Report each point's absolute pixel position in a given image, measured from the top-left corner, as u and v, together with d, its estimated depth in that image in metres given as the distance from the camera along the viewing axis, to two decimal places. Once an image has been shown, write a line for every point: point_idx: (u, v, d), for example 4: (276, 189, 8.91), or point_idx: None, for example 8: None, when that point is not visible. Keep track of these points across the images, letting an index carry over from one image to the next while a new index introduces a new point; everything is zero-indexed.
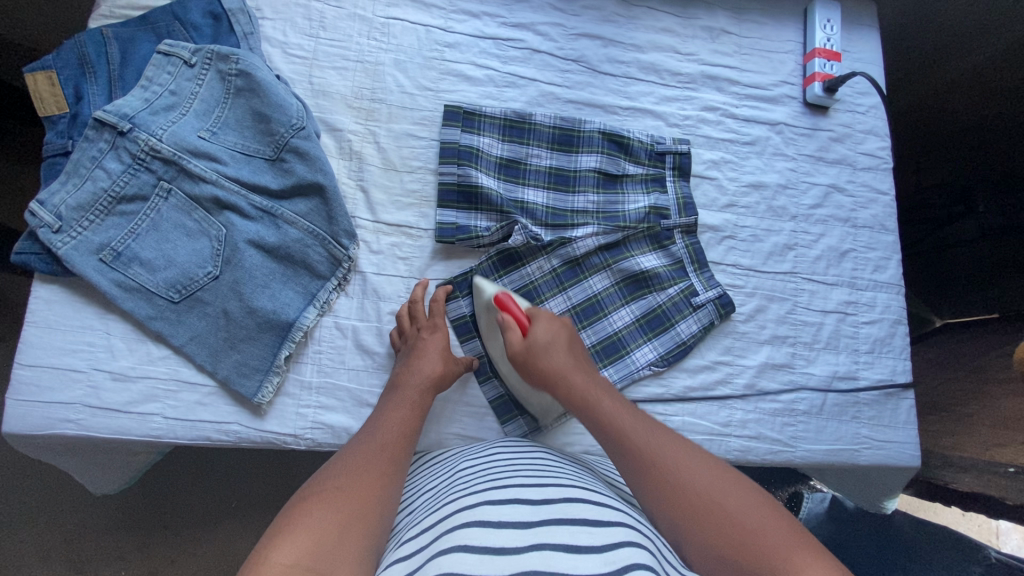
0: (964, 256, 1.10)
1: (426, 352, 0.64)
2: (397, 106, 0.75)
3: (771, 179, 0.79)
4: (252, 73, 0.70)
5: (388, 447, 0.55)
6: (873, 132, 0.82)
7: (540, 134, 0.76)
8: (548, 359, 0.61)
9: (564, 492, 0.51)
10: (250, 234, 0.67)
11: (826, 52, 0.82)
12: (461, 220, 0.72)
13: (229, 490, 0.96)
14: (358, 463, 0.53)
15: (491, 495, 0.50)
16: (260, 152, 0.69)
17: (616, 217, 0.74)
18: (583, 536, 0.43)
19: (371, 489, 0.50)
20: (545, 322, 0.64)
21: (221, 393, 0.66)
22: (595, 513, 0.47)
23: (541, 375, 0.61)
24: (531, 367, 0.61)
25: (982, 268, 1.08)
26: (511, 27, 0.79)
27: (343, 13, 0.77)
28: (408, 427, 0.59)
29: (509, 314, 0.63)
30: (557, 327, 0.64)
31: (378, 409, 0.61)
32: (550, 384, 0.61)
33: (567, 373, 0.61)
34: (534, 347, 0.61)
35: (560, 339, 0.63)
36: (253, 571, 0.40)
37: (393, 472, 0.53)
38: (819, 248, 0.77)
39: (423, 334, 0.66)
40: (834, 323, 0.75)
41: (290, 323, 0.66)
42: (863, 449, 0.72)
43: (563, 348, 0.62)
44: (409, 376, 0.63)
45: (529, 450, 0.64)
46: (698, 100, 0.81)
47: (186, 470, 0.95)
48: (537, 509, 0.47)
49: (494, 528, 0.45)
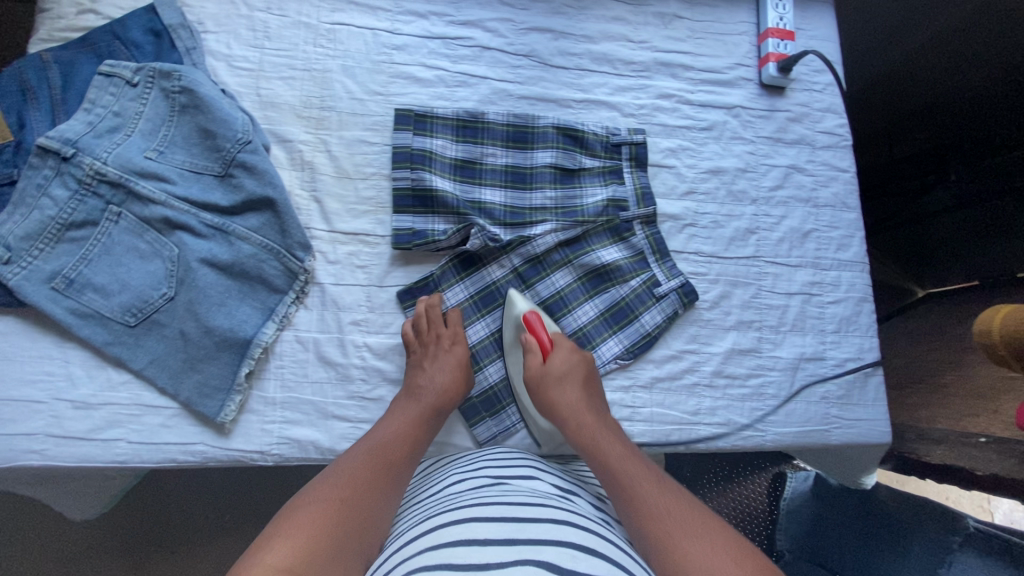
0: (945, 224, 1.16)
1: (446, 364, 0.66)
2: (347, 112, 0.74)
3: (729, 164, 0.78)
4: (196, 89, 0.68)
5: (388, 461, 0.58)
6: (831, 109, 0.81)
7: (493, 133, 0.75)
8: (559, 390, 0.64)
9: (554, 514, 0.51)
10: (202, 253, 0.66)
11: (779, 31, 0.81)
12: (417, 225, 0.71)
13: (215, 508, 0.96)
14: (356, 474, 0.55)
15: (480, 510, 0.51)
16: (209, 169, 0.68)
17: (574, 212, 0.74)
18: (569, 558, 0.44)
19: (364, 503, 0.53)
20: (564, 353, 0.67)
21: (185, 414, 0.65)
22: (581, 538, 0.48)
23: (552, 403, 0.64)
24: (543, 394, 0.65)
25: (962, 235, 1.14)
26: (459, 26, 0.78)
27: (287, 22, 0.76)
28: (410, 440, 0.61)
29: (534, 336, 0.67)
30: (575, 362, 0.66)
31: (388, 415, 0.63)
32: (559, 418, 0.64)
33: (578, 408, 0.63)
34: (547, 372, 0.65)
35: (575, 373, 0.65)
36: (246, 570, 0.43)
37: (389, 487, 0.56)
38: (782, 230, 0.77)
39: (441, 344, 0.67)
40: (799, 305, 0.75)
41: (248, 340, 0.65)
42: (833, 429, 0.72)
43: (578, 384, 0.65)
44: (426, 389, 0.64)
45: (518, 461, 0.63)
46: (653, 88, 0.80)
47: (162, 491, 0.95)
48: (523, 526, 0.48)
49: (479, 544, 0.45)
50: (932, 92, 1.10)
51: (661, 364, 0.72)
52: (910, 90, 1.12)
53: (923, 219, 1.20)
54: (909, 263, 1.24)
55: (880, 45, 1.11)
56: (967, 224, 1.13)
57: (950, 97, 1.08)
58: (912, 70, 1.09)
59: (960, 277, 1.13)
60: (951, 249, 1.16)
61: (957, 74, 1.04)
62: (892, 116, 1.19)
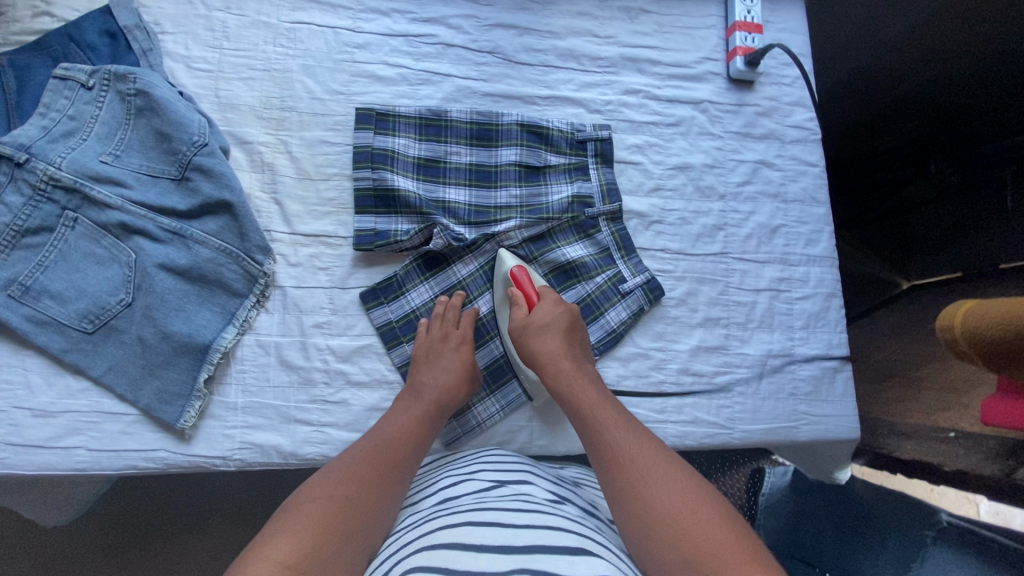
0: (927, 218, 1.20)
1: (450, 363, 0.66)
2: (308, 112, 0.73)
3: (697, 160, 0.77)
4: (151, 91, 0.67)
5: (389, 459, 0.58)
6: (801, 103, 0.81)
7: (457, 130, 0.74)
8: (540, 339, 0.64)
9: (550, 519, 0.50)
10: (159, 258, 0.65)
11: (747, 25, 0.80)
12: (380, 226, 0.70)
13: (180, 517, 0.95)
14: (356, 470, 0.55)
15: (475, 517, 0.50)
16: (166, 173, 0.67)
17: (539, 209, 0.73)
18: (564, 565, 0.43)
19: (366, 500, 0.53)
20: (548, 303, 0.67)
21: (146, 421, 0.65)
22: (577, 542, 0.47)
23: (531, 354, 0.64)
24: (525, 341, 0.65)
25: (944, 228, 1.18)
26: (422, 23, 0.77)
27: (246, 21, 0.75)
28: (413, 439, 0.61)
29: (520, 290, 0.68)
30: (558, 313, 0.66)
31: (391, 409, 0.64)
32: (538, 363, 0.64)
33: (557, 357, 0.63)
34: (530, 322, 0.65)
35: (556, 323, 0.65)
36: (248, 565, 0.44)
37: (391, 484, 0.56)
38: (750, 226, 0.76)
39: (447, 343, 0.67)
40: (767, 301, 0.75)
41: (206, 345, 0.64)
42: (801, 425, 0.72)
43: (559, 333, 0.65)
44: (428, 387, 0.64)
45: (512, 465, 0.63)
46: (619, 84, 0.79)
47: (134, 495, 0.95)
48: (519, 533, 0.48)
49: (474, 554, 0.45)
50: (908, 87, 1.07)
51: (627, 362, 0.71)
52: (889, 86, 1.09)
53: (907, 211, 1.22)
54: (893, 252, 1.24)
55: (852, 41, 1.08)
56: (944, 218, 1.18)
57: (930, 91, 1.06)
58: (891, 64, 1.06)
59: (947, 267, 1.16)
60: (937, 238, 1.19)
61: (934, 67, 1.02)
62: (869, 112, 1.15)
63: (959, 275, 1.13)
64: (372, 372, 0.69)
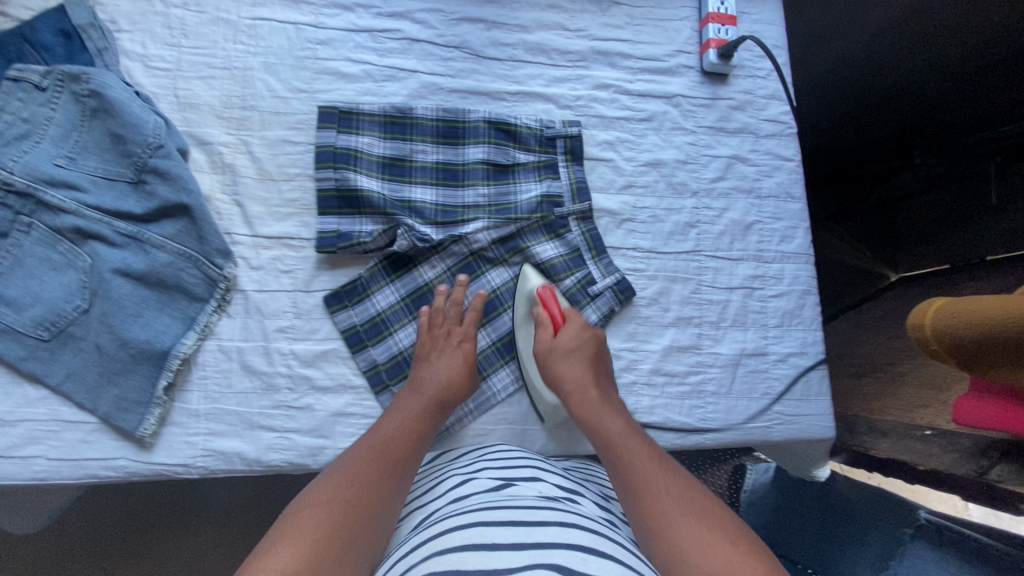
0: (914, 209, 1.20)
1: (453, 359, 0.65)
2: (269, 111, 0.71)
3: (669, 156, 0.76)
4: (104, 92, 0.66)
5: (391, 456, 0.57)
6: (776, 96, 0.79)
7: (422, 128, 0.73)
8: (565, 364, 0.63)
9: (563, 516, 0.50)
10: (116, 263, 0.64)
11: (720, 16, 0.78)
12: (343, 227, 0.69)
13: (145, 524, 0.94)
14: (358, 469, 0.55)
15: (484, 515, 0.49)
16: (121, 175, 0.65)
17: (508, 208, 0.72)
18: (578, 561, 0.42)
19: (372, 499, 0.52)
20: (574, 328, 0.66)
21: (106, 429, 0.63)
22: (590, 541, 0.46)
23: (557, 378, 0.63)
24: (550, 366, 0.64)
25: (931, 221, 1.17)
26: (386, 18, 0.75)
27: (205, 18, 0.73)
28: (415, 436, 0.60)
29: (546, 311, 0.67)
30: (587, 339, 0.65)
31: (393, 407, 0.63)
32: (563, 390, 0.63)
33: (584, 384, 0.62)
34: (554, 347, 0.64)
35: (584, 350, 0.65)
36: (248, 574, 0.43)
37: (395, 481, 0.55)
38: (723, 223, 0.75)
39: (449, 340, 0.66)
40: (740, 300, 0.74)
41: (165, 352, 0.63)
42: (775, 425, 0.71)
43: (584, 359, 0.64)
44: (430, 382, 0.63)
45: (518, 462, 0.61)
46: (590, 79, 0.77)
47: (105, 503, 0.94)
48: (531, 530, 0.46)
49: (487, 550, 0.44)
50: (893, 77, 1.03)
51: None
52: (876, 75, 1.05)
53: (892, 205, 1.23)
54: (880, 246, 1.24)
55: (835, 26, 1.04)
56: (936, 209, 1.17)
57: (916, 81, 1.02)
58: (875, 53, 1.01)
59: (933, 260, 1.15)
60: (923, 230, 1.18)
61: (920, 55, 0.98)
62: (853, 103, 1.11)
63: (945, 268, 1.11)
64: (337, 376, 0.67)
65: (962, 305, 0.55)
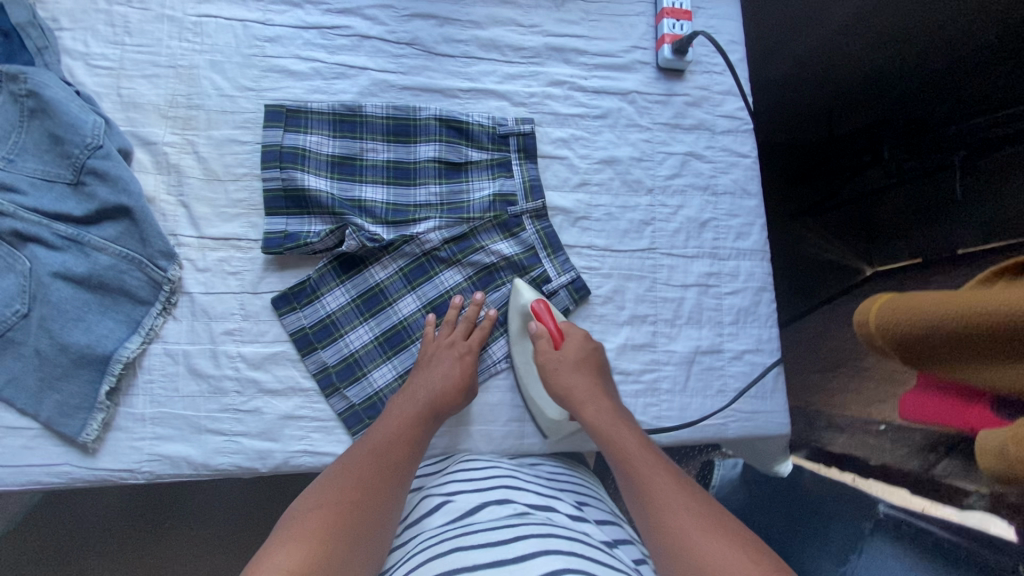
0: (886, 203, 1.19)
1: (446, 367, 0.64)
2: (215, 110, 0.70)
3: (624, 153, 0.76)
4: (42, 92, 0.64)
5: (388, 463, 0.57)
6: (731, 92, 0.79)
7: (373, 126, 0.72)
8: (573, 378, 0.63)
9: (538, 527, 0.50)
10: (55, 266, 0.62)
11: (675, 11, 0.78)
12: (291, 228, 0.68)
13: (103, 529, 0.91)
14: (358, 477, 0.54)
15: (464, 539, 0.49)
16: (60, 177, 0.64)
17: (460, 208, 0.71)
18: (559, 568, 0.43)
19: (370, 511, 0.52)
20: (577, 342, 0.66)
21: (48, 435, 0.62)
22: (567, 547, 0.47)
23: (564, 391, 0.63)
24: (556, 379, 0.63)
25: (906, 216, 1.15)
26: (336, 14, 0.74)
27: (149, 15, 0.72)
28: (410, 439, 0.59)
29: (544, 326, 0.66)
30: (589, 351, 0.66)
31: (390, 409, 0.62)
32: (571, 404, 0.63)
33: (590, 397, 0.62)
34: (562, 360, 0.64)
35: (589, 363, 0.65)
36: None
37: (392, 492, 0.55)
38: (678, 221, 0.75)
39: (446, 347, 0.66)
40: (695, 297, 0.73)
41: (107, 356, 0.62)
42: (730, 422, 0.71)
43: (591, 371, 0.64)
44: (425, 389, 0.63)
45: (489, 479, 0.61)
46: (544, 75, 0.76)
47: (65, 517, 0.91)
48: (509, 547, 0.47)
49: (471, 570, 0.44)
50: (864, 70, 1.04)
51: None
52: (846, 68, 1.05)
53: (867, 198, 1.22)
54: (857, 239, 1.23)
55: (796, 28, 1.05)
56: (906, 204, 1.15)
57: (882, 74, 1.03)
58: (842, 47, 1.02)
59: (904, 254, 1.14)
60: (896, 224, 1.17)
61: (891, 48, 0.97)
62: (828, 98, 1.13)
63: (915, 261, 1.10)
64: (286, 379, 0.67)
65: (892, 310, 0.53)
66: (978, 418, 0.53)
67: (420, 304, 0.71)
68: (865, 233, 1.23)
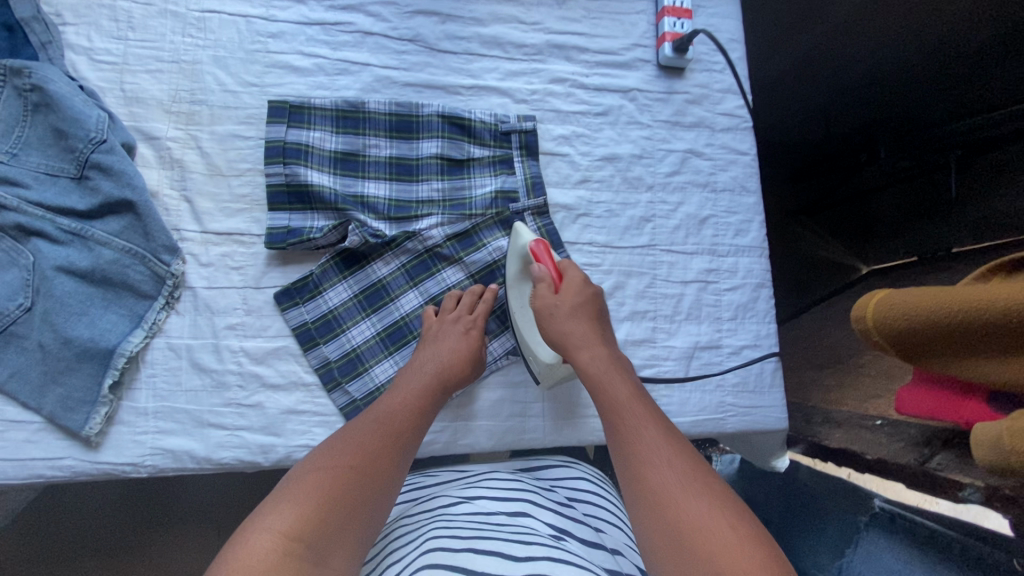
0: (884, 202, 1.19)
1: (453, 341, 0.65)
2: (218, 105, 0.71)
3: (625, 150, 0.76)
4: (46, 86, 0.64)
5: (394, 429, 0.57)
6: (731, 90, 0.80)
7: (375, 122, 0.72)
8: (570, 323, 0.63)
9: (552, 551, 0.50)
10: (59, 260, 0.62)
11: (676, 10, 0.78)
12: (293, 223, 0.68)
13: (96, 523, 0.91)
14: (362, 440, 0.55)
15: (477, 542, 0.51)
16: (64, 171, 0.64)
17: (462, 204, 0.72)
18: None
19: (373, 470, 0.53)
20: (575, 286, 0.66)
21: (51, 429, 0.62)
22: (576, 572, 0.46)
23: (560, 336, 0.63)
24: (553, 324, 0.64)
25: (899, 216, 1.16)
26: (340, 10, 0.74)
27: (153, 11, 0.72)
28: (418, 409, 0.60)
29: (543, 266, 0.65)
30: (587, 296, 0.66)
31: (398, 380, 0.63)
32: (566, 348, 0.63)
33: (586, 343, 0.63)
34: (558, 304, 0.64)
35: (586, 308, 0.65)
36: (250, 533, 0.46)
37: (397, 455, 0.55)
38: (678, 217, 0.75)
39: (452, 322, 0.67)
40: (694, 293, 0.74)
41: (110, 350, 0.62)
42: (729, 417, 0.71)
43: (587, 317, 0.64)
44: (431, 363, 0.63)
45: (512, 493, 0.61)
46: (546, 73, 0.77)
47: (60, 507, 0.91)
48: (519, 564, 0.47)
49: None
50: (865, 67, 1.03)
51: None
52: (844, 67, 1.05)
53: (863, 196, 1.23)
54: (854, 239, 1.26)
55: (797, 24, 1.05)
56: (903, 201, 1.16)
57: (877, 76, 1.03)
58: (844, 45, 1.02)
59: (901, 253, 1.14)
60: (893, 224, 1.17)
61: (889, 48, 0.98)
62: (829, 94, 1.11)
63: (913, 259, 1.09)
64: (288, 374, 0.67)
65: (891, 306, 0.53)
66: (971, 412, 0.55)
67: (422, 300, 0.71)
68: (862, 232, 1.24)
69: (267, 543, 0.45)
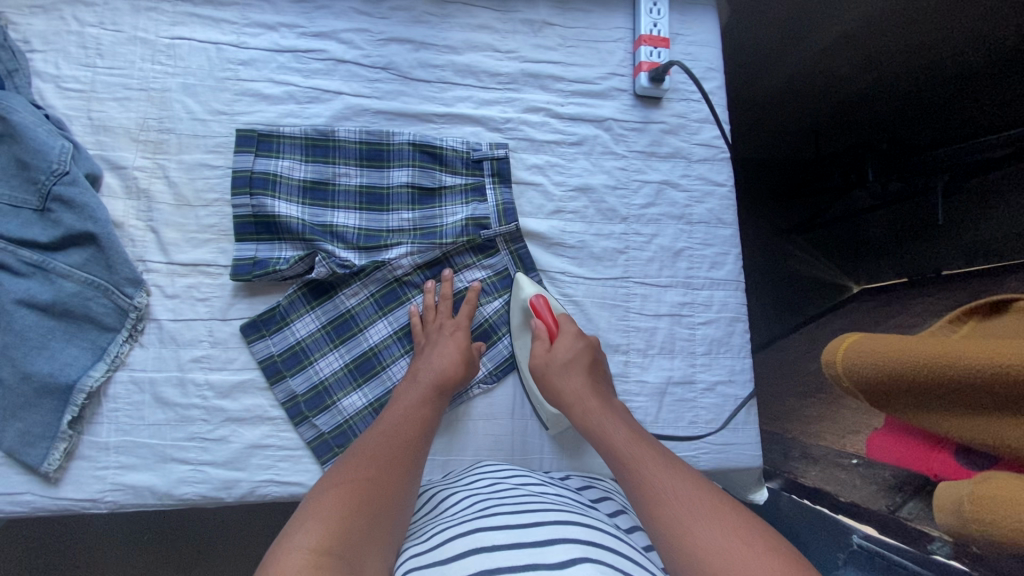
0: (871, 224, 1.17)
1: (445, 348, 0.65)
2: (187, 134, 0.70)
3: (599, 181, 0.75)
4: (10, 116, 0.63)
5: (403, 441, 0.57)
6: (708, 120, 0.79)
7: (345, 151, 0.71)
8: (563, 378, 0.63)
9: (553, 514, 0.50)
10: (19, 293, 0.61)
11: (653, 38, 0.77)
12: (260, 254, 0.68)
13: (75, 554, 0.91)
14: (375, 453, 0.54)
15: (484, 521, 0.49)
16: (26, 203, 0.63)
17: (434, 233, 0.71)
18: (580, 554, 0.43)
19: (388, 480, 0.52)
20: (568, 340, 0.65)
21: (9, 464, 0.61)
22: (585, 534, 0.47)
23: (558, 394, 0.63)
24: (549, 383, 0.64)
25: (887, 238, 1.13)
26: (312, 37, 0.74)
27: (122, 37, 0.71)
28: (423, 422, 0.60)
29: (541, 322, 0.67)
30: (579, 349, 0.65)
31: (395, 398, 0.62)
32: (565, 406, 0.63)
33: (583, 397, 0.62)
34: (551, 359, 0.64)
35: (581, 360, 0.64)
36: (279, 557, 0.42)
37: (410, 466, 0.55)
38: (652, 249, 0.74)
39: (442, 331, 0.67)
40: (667, 327, 0.73)
41: (70, 385, 0.61)
42: (701, 455, 0.70)
43: (582, 370, 0.64)
44: (427, 370, 0.63)
45: (508, 474, 0.61)
46: (520, 101, 0.76)
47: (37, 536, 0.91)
48: (527, 532, 0.47)
49: (489, 551, 0.44)
50: (854, 88, 1.03)
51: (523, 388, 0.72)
52: (828, 91, 1.06)
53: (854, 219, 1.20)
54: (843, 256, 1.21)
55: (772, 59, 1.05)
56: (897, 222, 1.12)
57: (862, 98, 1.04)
58: (825, 74, 1.02)
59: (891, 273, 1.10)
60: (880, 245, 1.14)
61: (875, 69, 0.98)
62: (814, 115, 1.12)
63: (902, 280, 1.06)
64: (253, 408, 0.66)
65: (861, 356, 0.52)
66: (941, 465, 0.54)
67: (391, 330, 0.71)
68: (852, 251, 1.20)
69: (298, 561, 0.41)
